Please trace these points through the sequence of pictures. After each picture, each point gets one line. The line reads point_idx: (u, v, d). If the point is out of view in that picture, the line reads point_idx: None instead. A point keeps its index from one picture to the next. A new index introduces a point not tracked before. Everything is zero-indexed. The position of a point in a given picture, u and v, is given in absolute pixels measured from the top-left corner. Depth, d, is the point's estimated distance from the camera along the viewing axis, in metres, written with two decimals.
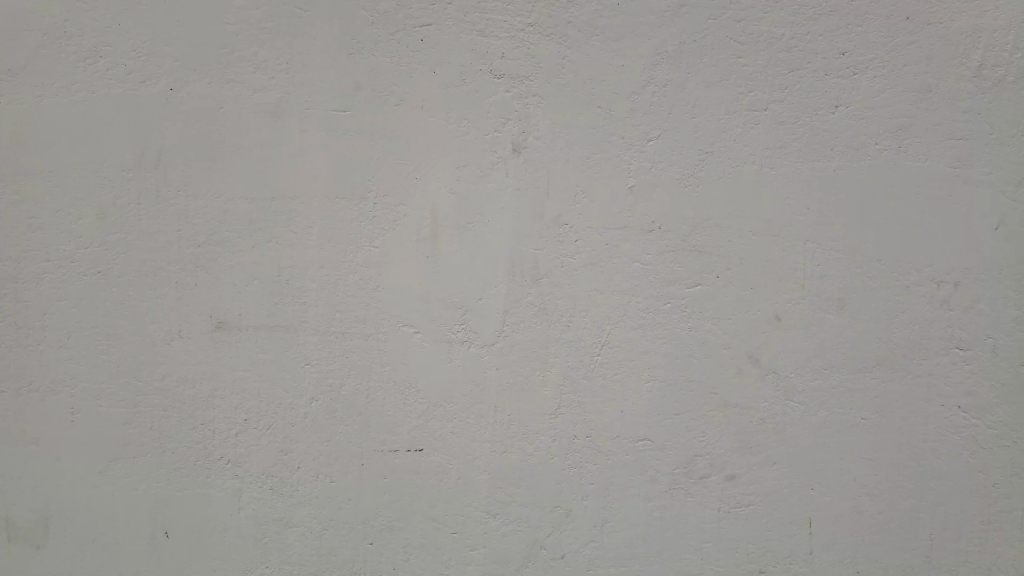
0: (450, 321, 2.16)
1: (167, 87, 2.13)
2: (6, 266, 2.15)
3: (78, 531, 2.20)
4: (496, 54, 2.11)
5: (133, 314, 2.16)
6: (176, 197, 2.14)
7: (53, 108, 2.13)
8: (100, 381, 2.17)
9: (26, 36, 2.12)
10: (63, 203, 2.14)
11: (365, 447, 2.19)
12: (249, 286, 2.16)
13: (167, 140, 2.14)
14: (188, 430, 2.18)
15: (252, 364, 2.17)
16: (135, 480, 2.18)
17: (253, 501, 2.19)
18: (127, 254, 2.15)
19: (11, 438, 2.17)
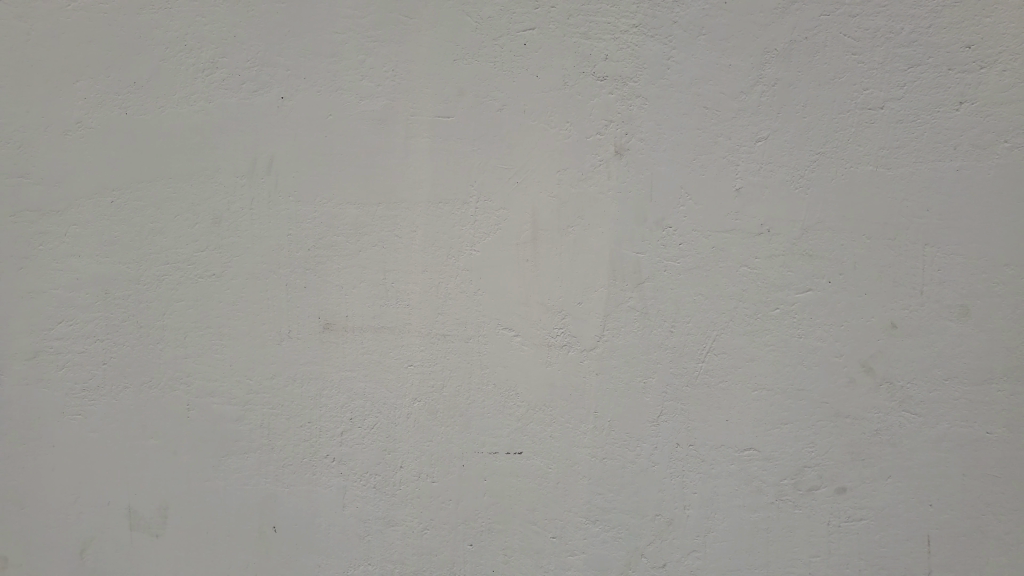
0: (550, 324, 2.15)
1: (279, 96, 2.21)
2: (129, 269, 2.26)
3: (192, 523, 2.29)
4: (599, 56, 2.09)
5: (246, 315, 2.25)
6: (286, 202, 2.22)
7: (174, 118, 2.23)
8: (215, 378, 2.26)
9: (149, 50, 2.23)
10: (182, 208, 2.24)
11: (466, 448, 2.21)
12: (355, 288, 2.21)
13: (279, 147, 2.22)
14: (296, 428, 2.25)
15: (357, 364, 2.23)
16: (246, 475, 2.27)
17: (357, 498, 2.24)
18: (241, 257, 2.24)
19: (133, 431, 2.28)
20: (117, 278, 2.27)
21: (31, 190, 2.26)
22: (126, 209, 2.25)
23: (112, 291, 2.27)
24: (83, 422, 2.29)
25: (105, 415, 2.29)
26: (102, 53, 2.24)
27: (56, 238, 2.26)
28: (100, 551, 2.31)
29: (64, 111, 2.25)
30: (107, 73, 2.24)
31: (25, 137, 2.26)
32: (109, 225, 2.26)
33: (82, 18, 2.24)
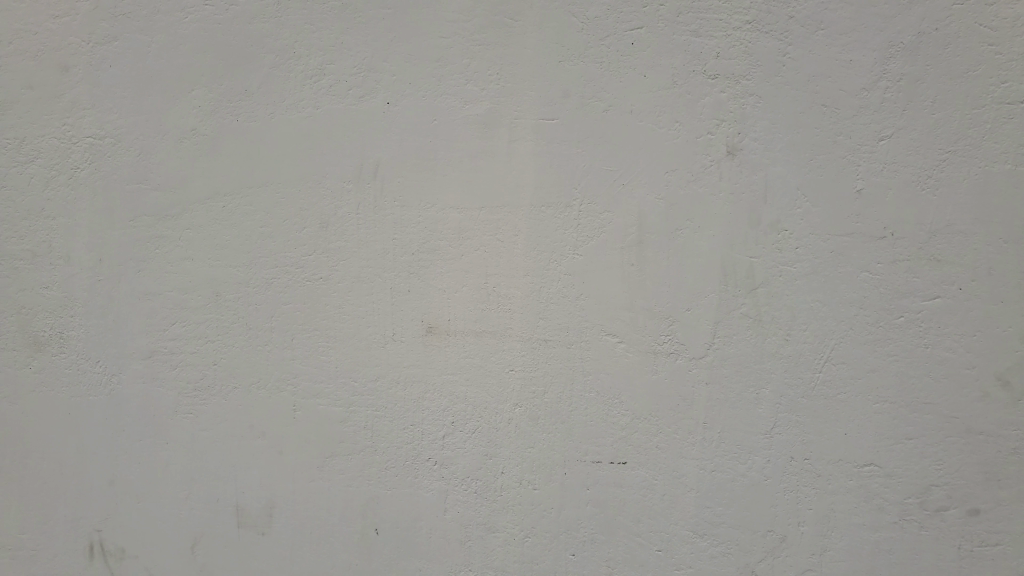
0: (655, 330, 2.09)
1: (385, 101, 2.23)
2: (239, 271, 2.32)
3: (297, 522, 2.33)
4: (710, 54, 2.02)
5: (351, 317, 2.28)
6: (391, 207, 2.24)
7: (284, 124, 2.28)
8: (320, 380, 2.30)
9: (260, 58, 2.28)
10: (290, 212, 2.29)
11: (568, 456, 2.17)
12: (457, 293, 2.21)
13: (384, 152, 2.23)
14: (398, 430, 2.26)
15: (459, 368, 2.22)
16: (349, 477, 2.29)
17: (458, 503, 2.23)
18: (347, 261, 2.27)
19: (241, 430, 2.34)
20: (228, 280, 2.33)
21: (149, 196, 2.34)
22: (237, 214, 2.31)
23: (223, 293, 2.33)
24: (194, 420, 2.35)
25: (214, 415, 2.35)
26: (217, 62, 2.31)
27: (171, 242, 2.34)
28: (209, 547, 2.37)
29: (180, 119, 2.33)
30: (220, 82, 2.31)
31: (144, 145, 2.34)
32: (221, 229, 2.32)
33: (198, 29, 2.31)
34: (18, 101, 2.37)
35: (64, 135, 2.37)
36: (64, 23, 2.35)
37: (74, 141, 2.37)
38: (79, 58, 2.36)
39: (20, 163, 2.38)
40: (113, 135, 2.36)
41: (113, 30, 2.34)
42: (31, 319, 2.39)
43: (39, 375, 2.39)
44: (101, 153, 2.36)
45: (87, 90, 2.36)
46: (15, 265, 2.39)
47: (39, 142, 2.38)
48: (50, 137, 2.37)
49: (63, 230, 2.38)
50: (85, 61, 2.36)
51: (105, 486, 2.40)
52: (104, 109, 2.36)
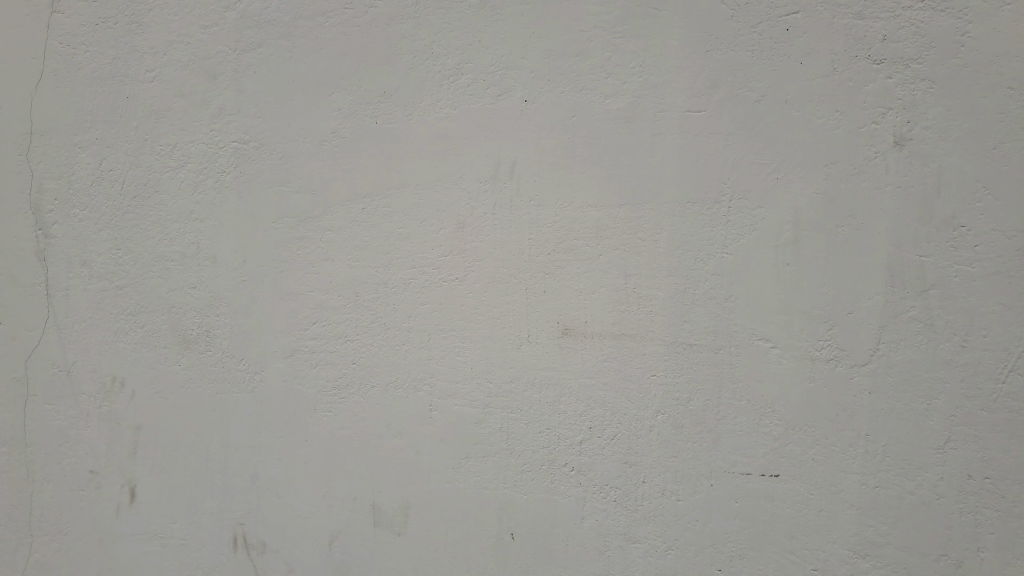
0: (813, 335, 1.98)
1: (523, 98, 2.19)
2: (377, 272, 2.34)
3: (432, 524, 2.32)
4: (876, 37, 1.91)
5: (486, 319, 2.25)
6: (528, 206, 2.19)
7: (422, 124, 2.28)
8: (456, 381, 2.28)
9: (399, 59, 2.30)
10: (427, 213, 2.29)
11: (714, 466, 2.07)
12: (595, 294, 2.14)
13: (521, 151, 2.20)
14: (534, 434, 2.22)
15: (598, 372, 2.15)
16: (486, 479, 2.27)
17: (597, 511, 2.17)
18: (483, 262, 2.24)
19: (379, 429, 2.35)
20: (367, 280, 2.35)
21: (291, 198, 2.40)
22: (376, 216, 2.33)
23: (361, 294, 2.36)
24: (334, 419, 2.39)
25: (353, 413, 2.37)
26: (357, 64, 2.33)
27: (312, 243, 2.38)
28: (346, 545, 2.39)
29: (320, 123, 2.37)
30: (360, 84, 2.33)
31: (286, 148, 2.40)
32: (360, 230, 2.34)
33: (338, 33, 2.35)
34: (170, 109, 2.48)
35: (212, 140, 2.46)
36: (213, 33, 2.45)
37: (222, 146, 2.45)
38: (226, 66, 2.44)
39: (171, 168, 2.49)
40: (257, 139, 2.42)
41: (257, 37, 2.41)
42: (181, 317, 2.49)
43: (188, 372, 2.49)
44: (246, 157, 2.43)
45: (234, 96, 2.44)
46: (167, 266, 2.49)
47: (189, 147, 2.47)
48: (199, 142, 2.47)
49: (210, 232, 2.46)
50: (232, 68, 2.43)
51: (248, 481, 2.47)
52: (248, 114, 2.43)
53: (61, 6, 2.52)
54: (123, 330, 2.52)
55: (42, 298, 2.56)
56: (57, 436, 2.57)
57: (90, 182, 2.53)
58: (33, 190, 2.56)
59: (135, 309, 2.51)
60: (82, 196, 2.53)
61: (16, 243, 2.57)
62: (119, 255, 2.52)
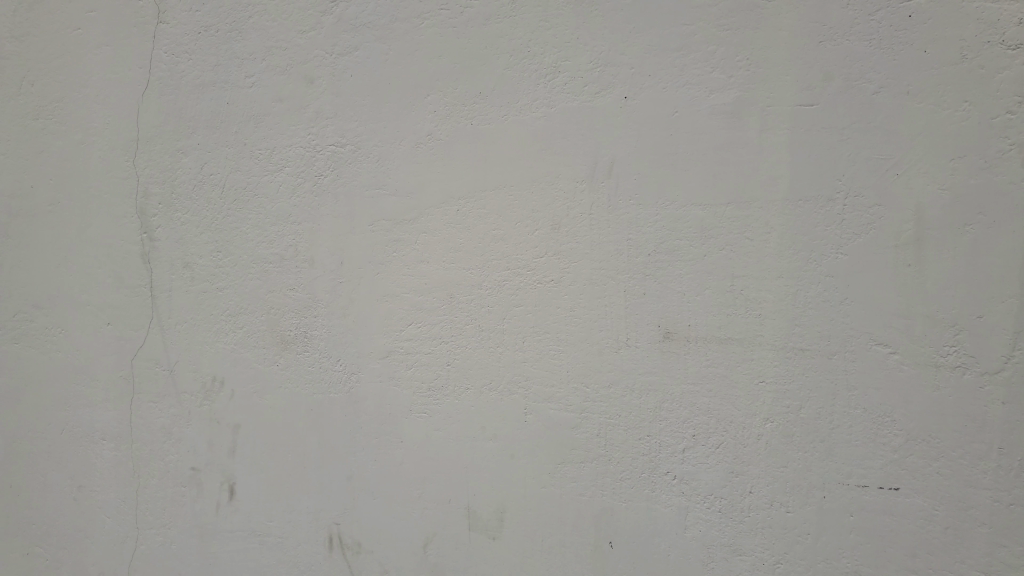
0: (938, 340, 1.89)
1: (622, 95, 2.13)
2: (472, 274, 2.32)
3: (529, 529, 2.28)
4: (1011, 20, 1.81)
5: (583, 321, 2.20)
6: (627, 205, 2.14)
7: (517, 124, 2.25)
8: (552, 385, 2.24)
9: (495, 58, 2.27)
10: (523, 214, 2.25)
11: (827, 478, 1.99)
12: (698, 296, 2.08)
13: (619, 149, 2.14)
14: (634, 441, 2.16)
15: (701, 378, 2.09)
16: (583, 485, 2.22)
17: (700, 521, 2.11)
18: (579, 263, 2.20)
19: (474, 433, 2.33)
20: (462, 282, 2.33)
21: (386, 200, 2.40)
22: (470, 217, 2.31)
23: (456, 295, 2.34)
24: (428, 420, 2.38)
25: (447, 416, 2.36)
26: (452, 65, 2.32)
27: (407, 245, 2.38)
28: (441, 547, 2.38)
29: (415, 124, 2.37)
30: (455, 85, 2.32)
31: (382, 151, 2.41)
32: (454, 232, 2.33)
33: (434, 33, 2.34)
34: (268, 113, 2.52)
35: (309, 143, 2.49)
36: (311, 38, 2.48)
37: (319, 149, 2.48)
38: (323, 69, 2.46)
39: (270, 172, 2.52)
40: (353, 142, 2.44)
41: (354, 40, 2.43)
42: (280, 318, 2.52)
43: (286, 372, 2.52)
44: (343, 160, 2.45)
45: (330, 99, 2.46)
46: (265, 268, 2.53)
47: (287, 151, 2.51)
48: (296, 146, 2.50)
49: (308, 234, 2.49)
50: (329, 72, 2.46)
51: (343, 481, 2.48)
52: (344, 117, 2.45)
53: (166, 16, 2.60)
54: (224, 330, 2.57)
55: (148, 299, 2.64)
56: (160, 433, 2.64)
57: (193, 186, 2.59)
58: (138, 195, 2.63)
59: (234, 310, 2.56)
60: (184, 200, 2.60)
61: (123, 246, 2.64)
62: (220, 257, 2.57)
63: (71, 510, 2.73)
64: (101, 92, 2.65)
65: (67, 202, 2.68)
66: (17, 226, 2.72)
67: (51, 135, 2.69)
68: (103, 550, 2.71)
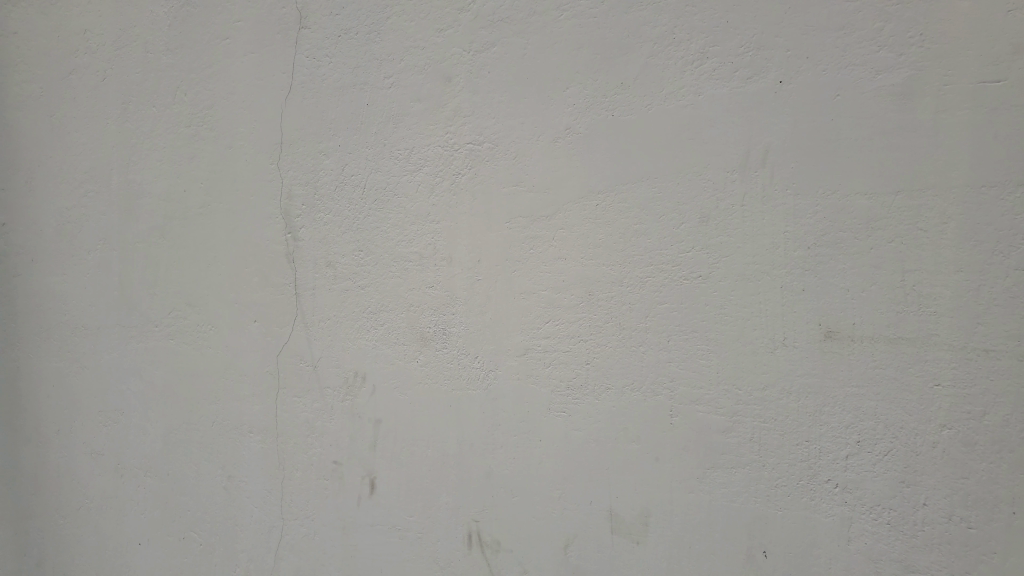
0: None
1: (777, 80, 2.06)
2: (614, 270, 2.26)
3: (675, 535, 2.20)
4: None
5: (733, 318, 2.12)
6: (783, 196, 2.06)
7: (662, 113, 2.19)
8: (700, 386, 2.16)
9: (638, 47, 2.21)
10: (667, 208, 2.18)
11: (1016, 491, 1.86)
12: (864, 293, 1.98)
13: (775, 136, 2.06)
14: (790, 445, 2.06)
15: (867, 380, 1.98)
16: (734, 492, 2.13)
17: (866, 533, 1.99)
18: (730, 258, 2.11)
19: (616, 433, 2.27)
20: (602, 278, 2.27)
21: (524, 197, 2.37)
22: (611, 212, 2.25)
23: (596, 293, 2.29)
24: (568, 420, 2.34)
25: (588, 415, 2.31)
26: (592, 56, 2.27)
27: (544, 242, 2.34)
28: (582, 550, 2.33)
29: (554, 118, 2.33)
30: (596, 77, 2.27)
31: (521, 148, 2.38)
32: (594, 227, 2.28)
33: (573, 25, 2.30)
34: (407, 112, 2.54)
35: (447, 142, 2.49)
36: (448, 36, 2.48)
37: (456, 148, 2.48)
38: (460, 66, 2.46)
39: (409, 171, 2.55)
40: (491, 139, 2.42)
41: (491, 36, 2.42)
42: (419, 316, 2.54)
43: (425, 370, 2.54)
44: (481, 158, 2.44)
45: (468, 97, 2.45)
46: (405, 267, 2.56)
47: (425, 151, 2.52)
48: (434, 145, 2.51)
49: (446, 232, 2.49)
50: (466, 69, 2.45)
51: (481, 479, 2.48)
52: (482, 114, 2.44)
53: (308, 22, 2.68)
54: (365, 327, 2.62)
55: (292, 298, 2.71)
56: (304, 427, 2.71)
57: (335, 187, 2.65)
58: (283, 196, 2.72)
59: (375, 307, 2.60)
60: (327, 200, 2.66)
61: (269, 246, 2.74)
62: (361, 256, 2.62)
63: (222, 499, 2.85)
64: (248, 98, 2.76)
65: (217, 204, 2.80)
66: (172, 228, 2.87)
67: (202, 142, 2.83)
68: (251, 539, 2.82)
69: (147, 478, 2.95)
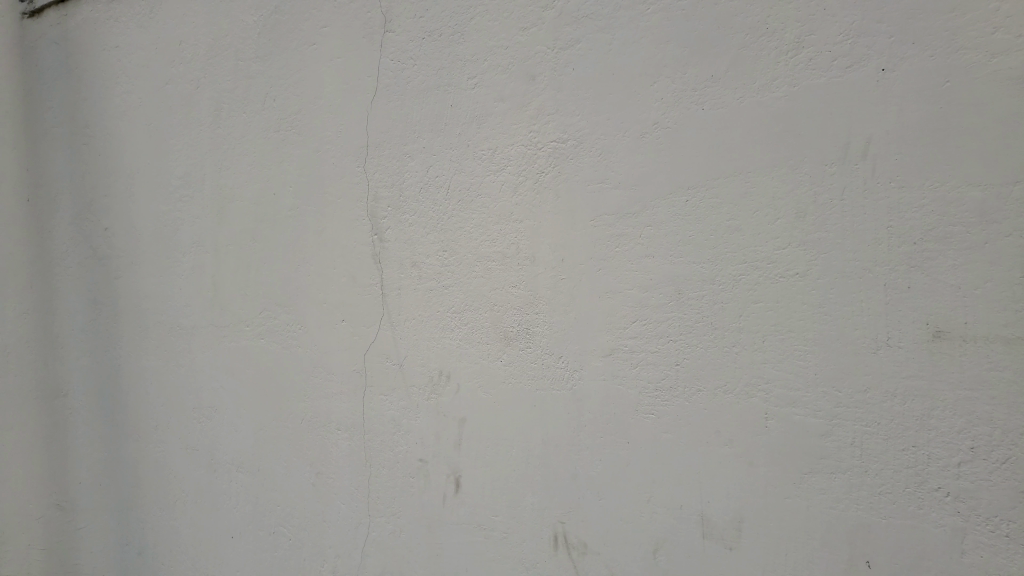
0: None
1: (879, 68, 1.97)
2: (705, 268, 2.20)
3: (771, 541, 2.13)
4: None
5: (834, 318, 2.04)
6: (887, 190, 1.96)
7: (754, 106, 2.12)
8: (797, 388, 2.08)
9: (729, 39, 2.16)
10: (761, 203, 2.12)
11: None
12: (977, 290, 1.87)
13: (878, 127, 1.97)
14: (896, 450, 1.97)
15: (981, 382, 1.87)
16: (835, 499, 2.04)
17: (982, 546, 1.86)
18: (829, 255, 2.04)
19: (707, 436, 2.21)
20: (691, 277, 2.22)
21: (610, 194, 2.34)
22: (701, 209, 2.20)
23: (685, 291, 2.23)
24: (657, 421, 2.29)
25: (678, 418, 2.25)
26: (680, 50, 2.23)
27: (631, 240, 2.30)
28: (672, 554, 2.27)
29: (640, 114, 2.29)
30: (684, 71, 2.22)
31: (606, 145, 2.35)
32: (683, 225, 2.23)
33: (660, 19, 2.26)
34: (491, 112, 2.54)
35: (531, 141, 2.48)
36: (532, 34, 2.47)
37: (540, 147, 2.46)
38: (544, 64, 2.45)
39: (492, 171, 2.54)
40: (575, 137, 2.40)
41: (575, 33, 2.40)
42: (503, 315, 2.53)
43: (509, 369, 2.53)
44: (565, 157, 2.42)
45: (552, 95, 2.44)
46: (489, 267, 2.56)
47: (508, 150, 2.51)
48: (518, 144, 2.50)
49: (530, 232, 2.48)
50: (550, 67, 2.44)
51: (566, 480, 2.45)
52: (566, 112, 2.41)
53: (392, 25, 2.71)
54: (449, 327, 2.63)
55: (378, 298, 2.75)
56: (390, 425, 2.74)
57: (420, 187, 2.68)
58: (369, 198, 2.76)
59: (459, 307, 2.61)
60: (412, 201, 2.69)
61: (355, 247, 2.78)
62: (446, 256, 2.63)
63: (311, 494, 2.91)
64: (334, 102, 2.81)
65: (305, 206, 2.87)
66: (263, 231, 2.95)
67: (291, 146, 2.90)
68: (338, 534, 2.86)
69: (239, 474, 3.04)
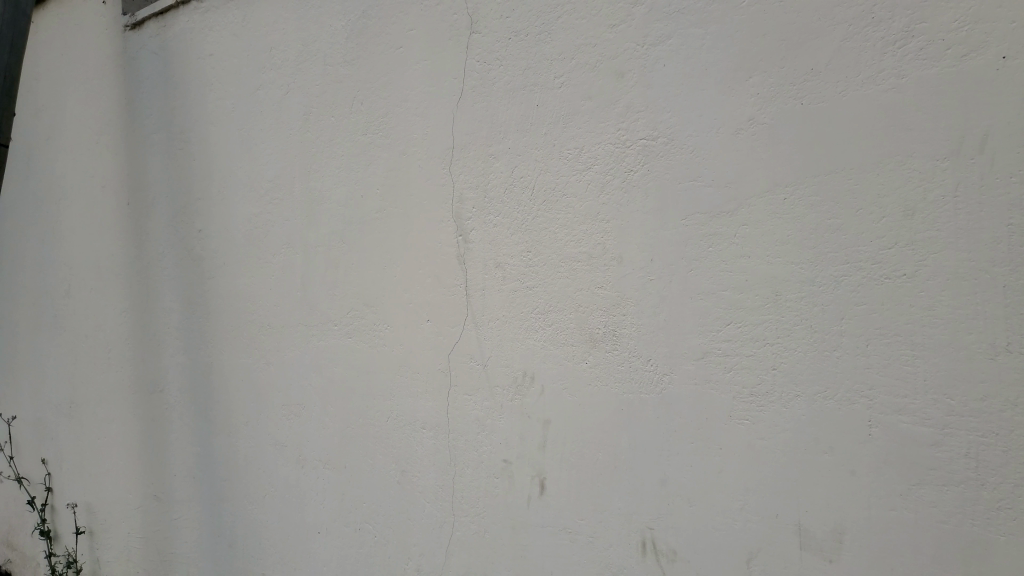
0: None
1: (999, 55, 1.85)
2: (804, 269, 2.12)
3: (875, 555, 2.03)
4: None
5: (945, 321, 1.93)
6: (1007, 185, 1.85)
7: (858, 99, 2.03)
8: (904, 395, 1.98)
9: (831, 31, 2.07)
10: (865, 201, 2.02)
11: None
12: None
13: (996, 118, 1.86)
14: (1016, 463, 1.85)
15: None
16: (946, 513, 1.93)
17: None
18: (940, 254, 1.93)
19: (806, 443, 2.13)
20: (789, 278, 2.14)
21: (702, 193, 2.28)
22: (800, 207, 2.12)
23: (782, 293, 2.15)
24: (751, 427, 2.21)
25: (774, 424, 2.17)
26: (778, 43, 2.15)
27: (724, 240, 2.24)
28: (767, 564, 2.20)
29: (734, 110, 2.22)
30: (782, 65, 2.15)
31: (697, 143, 2.29)
32: (780, 224, 2.15)
33: (756, 12, 2.19)
34: (578, 111, 2.51)
35: (618, 139, 2.44)
36: (621, 32, 2.43)
37: (628, 146, 2.42)
38: (634, 62, 2.41)
39: (578, 171, 2.51)
40: (665, 135, 2.35)
41: (666, 29, 2.35)
42: (589, 317, 2.50)
43: (596, 371, 2.49)
44: (654, 155, 2.37)
45: (641, 92, 2.39)
46: (574, 267, 2.53)
47: (596, 149, 2.48)
48: (605, 143, 2.46)
49: (617, 232, 2.44)
50: (640, 64, 2.39)
51: (655, 485, 2.40)
52: (656, 109, 2.36)
53: (478, 26, 2.71)
54: (534, 327, 2.61)
55: (463, 299, 2.76)
56: (475, 425, 2.74)
57: (505, 188, 2.67)
58: (454, 199, 2.77)
59: (544, 308, 2.59)
60: (497, 201, 2.68)
61: (441, 247, 2.80)
62: (530, 256, 2.62)
63: (396, 492, 2.94)
64: (421, 104, 2.84)
65: (392, 207, 2.90)
66: (351, 232, 3.00)
67: (378, 148, 2.94)
68: (423, 533, 2.88)
69: (327, 470, 3.10)
